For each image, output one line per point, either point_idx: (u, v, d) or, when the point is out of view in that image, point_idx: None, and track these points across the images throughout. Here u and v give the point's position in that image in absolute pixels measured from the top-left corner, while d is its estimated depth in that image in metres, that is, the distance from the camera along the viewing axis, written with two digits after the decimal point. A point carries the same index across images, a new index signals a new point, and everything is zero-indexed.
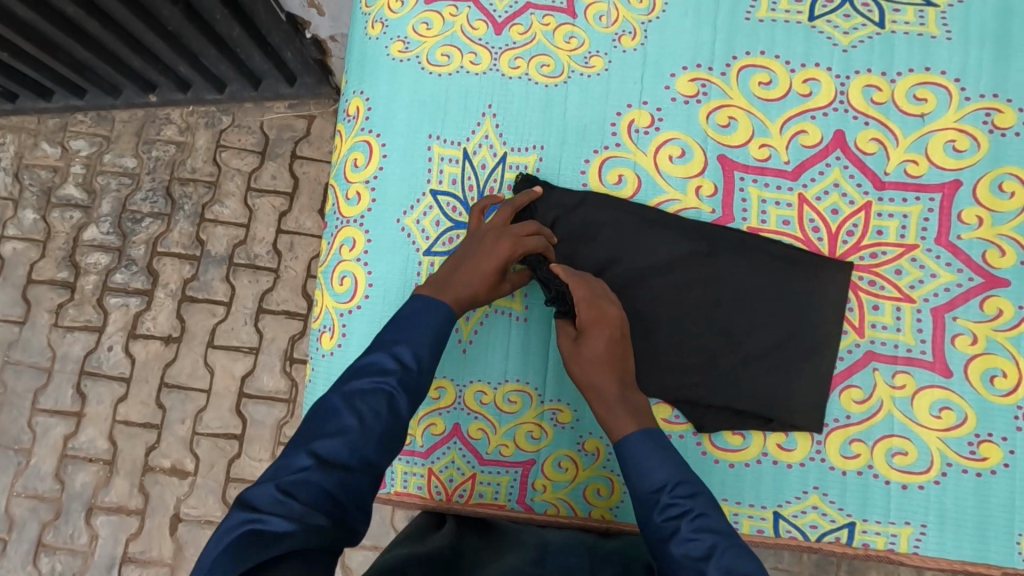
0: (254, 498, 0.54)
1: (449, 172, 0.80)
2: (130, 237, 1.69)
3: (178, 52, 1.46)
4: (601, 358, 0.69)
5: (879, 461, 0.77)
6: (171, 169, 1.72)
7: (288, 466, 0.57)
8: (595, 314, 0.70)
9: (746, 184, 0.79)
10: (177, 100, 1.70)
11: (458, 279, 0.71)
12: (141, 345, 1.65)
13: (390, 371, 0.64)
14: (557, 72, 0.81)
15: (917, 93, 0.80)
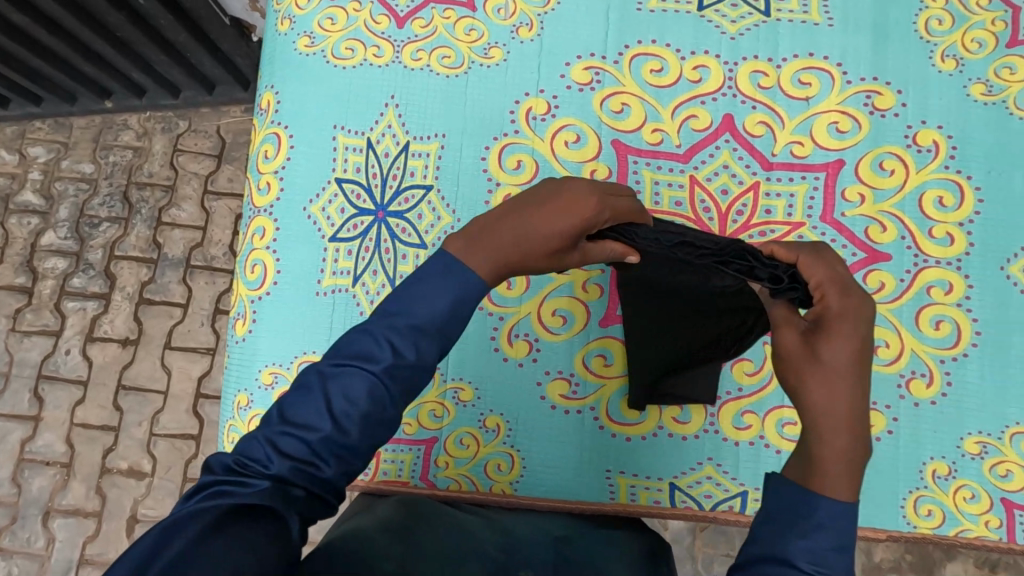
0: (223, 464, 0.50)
1: (353, 161, 0.83)
2: (87, 242, 1.71)
3: (129, 58, 1.48)
4: (850, 368, 0.48)
5: (770, 431, 0.80)
6: (129, 175, 1.74)
7: (249, 446, 0.50)
8: (847, 307, 0.49)
9: (639, 167, 0.82)
10: (133, 106, 1.71)
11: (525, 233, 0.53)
12: (98, 349, 1.66)
13: (378, 356, 0.50)
14: (458, 63, 0.85)
15: (801, 78, 0.83)
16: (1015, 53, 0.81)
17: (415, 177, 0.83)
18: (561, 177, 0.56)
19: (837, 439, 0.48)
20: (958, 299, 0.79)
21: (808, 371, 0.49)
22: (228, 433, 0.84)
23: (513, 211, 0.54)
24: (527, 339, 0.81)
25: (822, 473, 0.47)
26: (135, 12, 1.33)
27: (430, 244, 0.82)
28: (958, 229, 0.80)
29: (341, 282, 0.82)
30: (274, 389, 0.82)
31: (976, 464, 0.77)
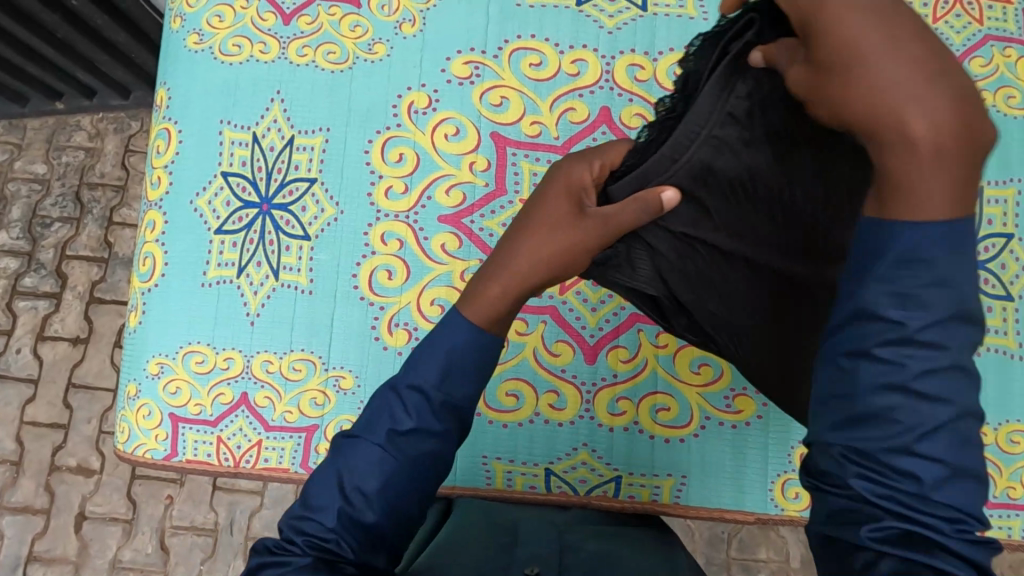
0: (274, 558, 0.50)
1: (239, 155, 0.85)
2: (40, 241, 1.61)
3: (71, 59, 1.37)
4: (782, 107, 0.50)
5: (644, 417, 0.81)
6: (81, 175, 1.64)
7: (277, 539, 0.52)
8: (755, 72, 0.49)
9: (518, 159, 0.84)
10: (83, 106, 1.60)
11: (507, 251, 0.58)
12: (48, 347, 1.57)
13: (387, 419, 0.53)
14: (343, 59, 0.86)
15: (677, 71, 0.85)
16: None
17: (299, 171, 0.85)
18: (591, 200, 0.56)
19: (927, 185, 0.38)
20: None
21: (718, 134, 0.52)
22: (119, 424, 0.85)
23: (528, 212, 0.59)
24: (406, 328, 0.82)
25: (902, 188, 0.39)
26: (71, 12, 1.24)
27: (314, 236, 0.84)
28: None
29: (226, 274, 0.84)
30: (161, 379, 0.83)
31: None
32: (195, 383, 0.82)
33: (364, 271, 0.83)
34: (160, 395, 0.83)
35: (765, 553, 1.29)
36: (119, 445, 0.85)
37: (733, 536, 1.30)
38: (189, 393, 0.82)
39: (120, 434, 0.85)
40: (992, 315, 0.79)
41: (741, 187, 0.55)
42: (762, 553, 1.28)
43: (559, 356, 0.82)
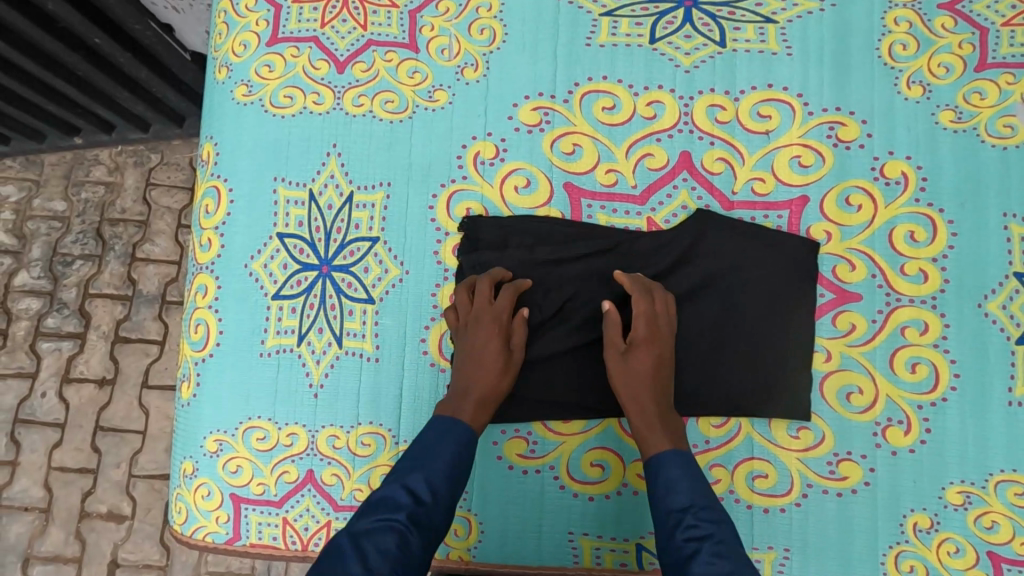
0: (358, 529, 0.59)
1: (294, 215, 0.80)
2: (61, 280, 1.52)
3: (90, 96, 1.30)
4: (646, 380, 0.70)
5: (740, 486, 0.75)
6: (102, 212, 1.55)
7: (389, 503, 0.61)
8: (649, 331, 0.71)
9: (594, 212, 0.79)
10: (102, 141, 1.52)
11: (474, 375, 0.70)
12: (74, 390, 1.49)
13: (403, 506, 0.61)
14: (401, 108, 0.81)
15: (760, 110, 0.79)
16: (984, 77, 0.77)
17: (360, 230, 0.79)
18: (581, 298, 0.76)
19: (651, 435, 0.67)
20: (933, 340, 0.75)
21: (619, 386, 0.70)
22: (175, 502, 0.80)
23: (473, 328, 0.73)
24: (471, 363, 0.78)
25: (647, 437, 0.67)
26: (92, 49, 1.19)
27: (378, 299, 0.79)
28: (932, 265, 0.76)
29: (286, 342, 0.78)
30: (220, 457, 0.78)
31: (960, 516, 0.72)
32: (257, 461, 0.77)
33: (433, 334, 0.78)
34: (219, 474, 0.77)
35: None
36: (176, 525, 0.80)
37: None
38: (251, 471, 0.77)
39: (177, 513, 0.79)
40: None
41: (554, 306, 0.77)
42: None
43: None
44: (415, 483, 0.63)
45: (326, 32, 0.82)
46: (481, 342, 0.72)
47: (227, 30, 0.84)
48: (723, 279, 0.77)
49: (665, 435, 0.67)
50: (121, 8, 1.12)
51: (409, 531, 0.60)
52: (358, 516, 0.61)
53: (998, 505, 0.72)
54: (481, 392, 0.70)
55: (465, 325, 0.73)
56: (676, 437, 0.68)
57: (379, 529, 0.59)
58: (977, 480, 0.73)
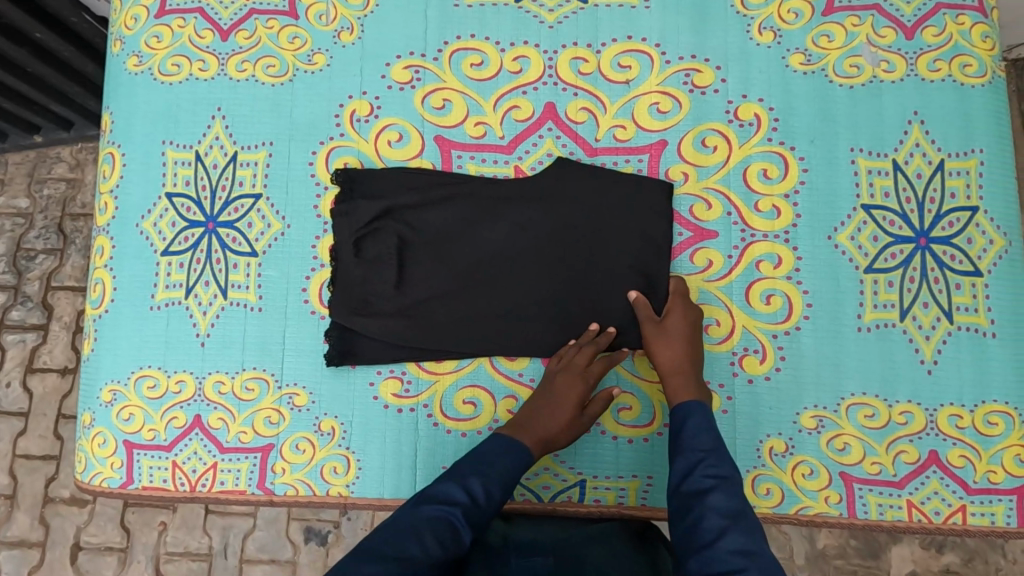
0: (418, 514, 0.64)
1: (182, 175, 0.84)
2: (24, 275, 1.57)
3: (43, 92, 1.34)
4: (681, 339, 0.74)
5: (605, 417, 0.78)
6: (63, 207, 1.60)
7: (446, 497, 0.66)
8: (682, 301, 0.77)
9: (463, 162, 0.82)
10: (62, 138, 1.56)
11: (536, 422, 0.73)
12: (38, 380, 1.54)
13: (458, 502, 0.66)
14: (283, 72, 0.85)
15: (621, 61, 0.83)
16: (831, 21, 0.80)
17: (243, 186, 0.84)
18: (458, 227, 0.81)
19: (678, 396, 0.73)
20: (786, 273, 0.78)
21: (658, 347, 0.75)
22: (77, 454, 0.84)
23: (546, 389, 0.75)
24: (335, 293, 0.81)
25: (676, 377, 0.73)
26: (37, 44, 1.22)
27: (261, 252, 0.83)
28: (784, 201, 0.79)
29: (175, 295, 0.82)
30: (115, 406, 0.82)
31: (814, 439, 0.75)
32: (148, 408, 0.81)
33: (314, 284, 0.82)
34: (113, 422, 0.81)
35: None
36: (77, 476, 0.84)
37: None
38: (143, 419, 0.81)
39: (78, 464, 0.83)
40: (960, 292, 0.75)
41: (428, 243, 0.81)
42: None
43: (513, 360, 0.80)
44: (474, 485, 0.67)
45: (210, 3, 0.86)
46: (566, 394, 0.74)
47: (121, 6, 0.89)
48: (584, 225, 0.80)
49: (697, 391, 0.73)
50: (58, 2, 1.18)
51: (462, 526, 0.64)
52: (419, 501, 0.66)
53: (849, 427, 0.75)
54: (542, 435, 0.73)
55: (557, 373, 0.76)
56: (700, 387, 0.73)
57: (437, 521, 0.64)
58: (830, 404, 0.75)
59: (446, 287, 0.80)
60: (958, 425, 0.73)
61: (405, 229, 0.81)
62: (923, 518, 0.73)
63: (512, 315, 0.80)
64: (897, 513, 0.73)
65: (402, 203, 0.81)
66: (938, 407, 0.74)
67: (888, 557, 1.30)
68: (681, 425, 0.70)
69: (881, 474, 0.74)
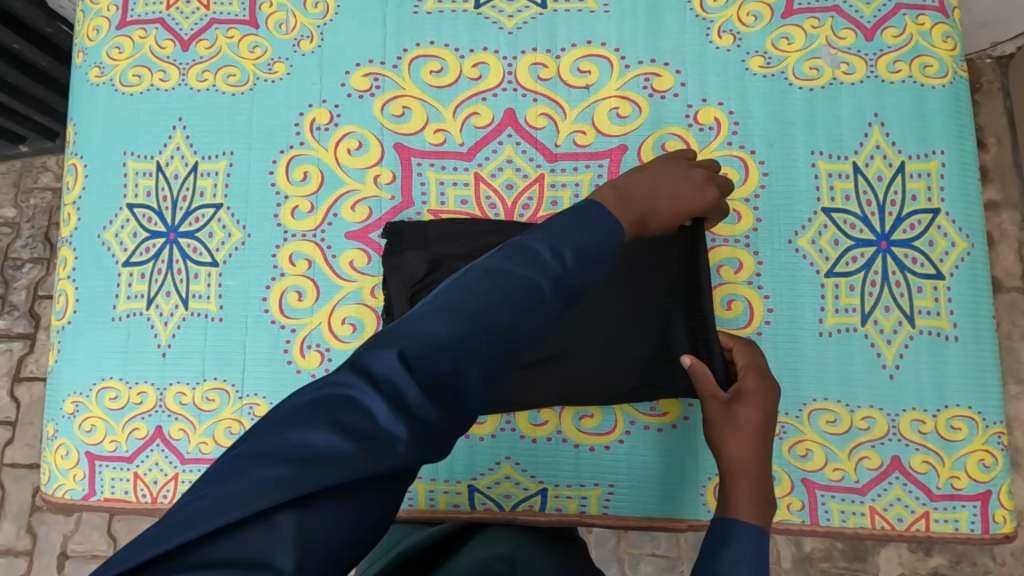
0: (491, 274, 0.50)
1: (143, 185, 0.84)
2: (10, 284, 1.57)
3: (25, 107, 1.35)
4: (753, 431, 0.64)
5: (566, 425, 0.78)
6: (49, 216, 1.60)
7: (524, 254, 0.51)
8: (760, 384, 0.67)
9: (423, 169, 0.82)
10: (47, 148, 1.56)
11: (641, 196, 0.64)
12: (24, 389, 1.54)
13: (535, 265, 0.51)
14: (243, 81, 0.85)
15: (580, 66, 0.82)
16: (791, 23, 0.80)
17: (204, 196, 0.83)
18: None
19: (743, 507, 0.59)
20: (748, 277, 0.77)
21: (724, 436, 0.65)
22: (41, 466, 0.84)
23: (648, 177, 0.67)
24: (296, 301, 0.81)
25: (736, 476, 0.62)
26: (16, 56, 1.23)
27: (221, 261, 0.82)
28: (744, 205, 0.78)
29: (136, 306, 0.82)
30: (76, 418, 0.81)
31: (775, 446, 0.74)
32: (110, 420, 0.81)
33: (274, 293, 0.82)
34: (76, 434, 0.81)
35: None
36: (42, 487, 0.84)
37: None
38: (104, 430, 0.81)
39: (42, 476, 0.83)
40: (922, 296, 0.74)
41: None
42: None
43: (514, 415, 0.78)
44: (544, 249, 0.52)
45: (171, 13, 0.86)
46: (661, 177, 0.67)
47: (83, 17, 0.89)
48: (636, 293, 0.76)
49: (758, 503, 0.60)
50: (31, 13, 1.19)
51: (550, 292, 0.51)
52: (495, 261, 0.51)
53: (811, 433, 0.74)
54: (645, 211, 0.63)
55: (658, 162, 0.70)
56: (764, 500, 0.60)
57: (520, 285, 0.50)
58: (792, 410, 0.74)
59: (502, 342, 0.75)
60: (921, 431, 0.73)
61: None
62: (886, 524, 0.72)
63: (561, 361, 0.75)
64: (860, 520, 0.72)
65: (451, 254, 0.77)
66: (900, 412, 0.73)
67: (874, 560, 1.29)
68: (725, 542, 0.55)
69: (844, 480, 0.73)
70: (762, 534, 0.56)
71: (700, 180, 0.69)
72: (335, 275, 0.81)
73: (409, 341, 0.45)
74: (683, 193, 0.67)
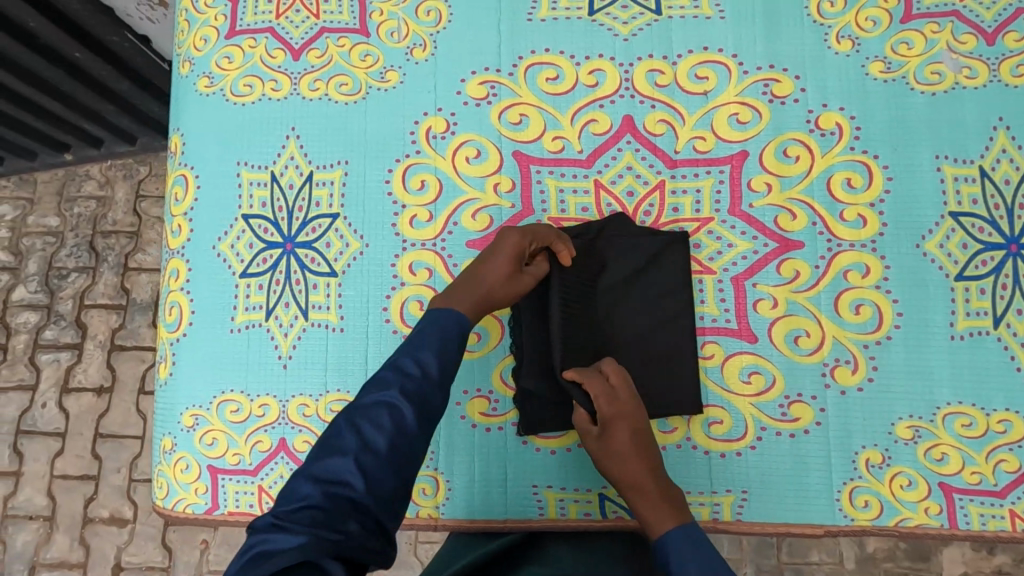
0: (356, 411, 0.60)
1: (258, 196, 0.83)
2: (57, 294, 1.52)
3: (76, 112, 1.32)
4: (631, 453, 0.68)
5: (696, 432, 0.78)
6: (94, 225, 1.55)
7: (380, 381, 0.62)
8: (613, 407, 0.70)
9: (543, 177, 0.82)
10: (91, 156, 1.53)
11: (473, 283, 0.70)
12: (73, 400, 1.48)
13: (390, 382, 0.61)
14: (356, 90, 0.85)
15: (698, 72, 0.82)
16: (910, 28, 0.80)
17: (320, 207, 0.83)
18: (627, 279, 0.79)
19: (661, 521, 0.66)
20: (875, 282, 0.77)
21: (607, 465, 0.70)
22: (157, 479, 0.83)
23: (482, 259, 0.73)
24: (418, 310, 0.81)
25: (633, 496, 0.68)
26: (72, 64, 1.20)
27: (340, 272, 0.82)
28: (870, 209, 0.78)
29: (255, 317, 0.82)
30: (197, 431, 0.81)
31: (910, 450, 0.75)
32: (232, 432, 0.80)
33: (395, 303, 0.81)
34: (197, 447, 0.81)
35: (817, 555, 1.29)
36: (158, 501, 0.83)
37: (783, 542, 1.30)
38: (227, 443, 0.80)
39: (158, 489, 0.83)
40: None
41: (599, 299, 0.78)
42: (813, 555, 1.29)
43: None
44: (426, 357, 0.64)
45: (281, 22, 0.86)
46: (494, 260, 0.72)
47: (188, 27, 0.88)
48: (656, 287, 0.79)
49: (664, 508, 0.66)
50: (96, 20, 1.13)
51: (402, 404, 0.60)
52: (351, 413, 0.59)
53: (947, 437, 0.74)
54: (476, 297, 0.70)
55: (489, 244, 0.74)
56: (676, 506, 0.67)
57: (378, 406, 0.60)
58: (925, 414, 0.75)
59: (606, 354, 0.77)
60: None
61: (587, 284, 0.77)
62: None
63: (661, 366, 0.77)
64: (1000, 522, 0.73)
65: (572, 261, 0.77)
66: None
67: (938, 560, 1.29)
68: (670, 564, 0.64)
69: (982, 483, 0.73)
70: (693, 537, 0.64)
71: (519, 239, 0.73)
72: None
73: (292, 500, 0.55)
74: (501, 271, 0.71)
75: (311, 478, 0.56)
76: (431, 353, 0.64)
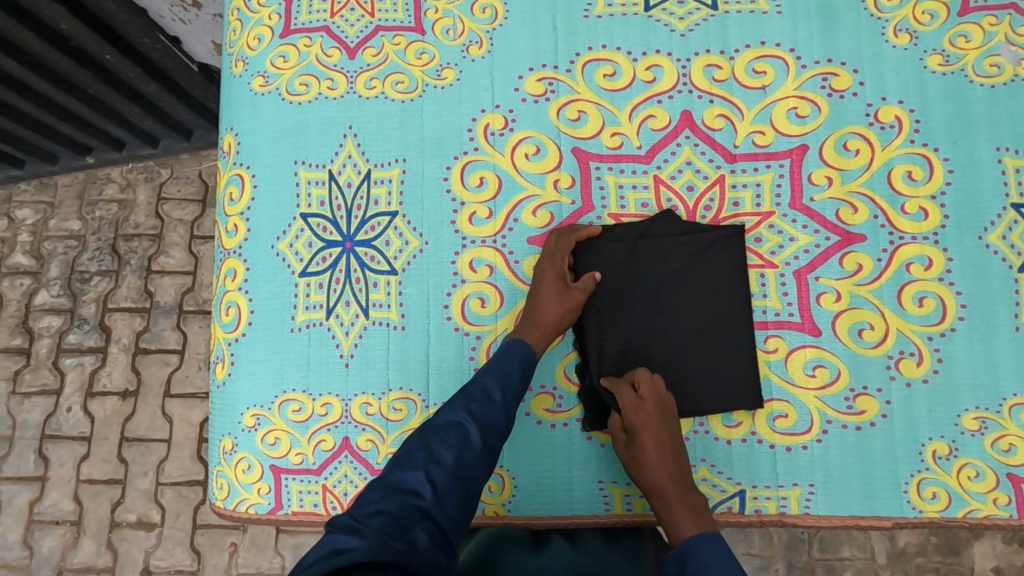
0: (427, 432, 0.64)
1: (316, 195, 0.83)
2: (80, 297, 1.50)
3: (103, 114, 1.31)
4: (657, 462, 0.72)
5: (761, 426, 0.78)
6: (116, 228, 1.53)
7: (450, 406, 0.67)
8: (644, 419, 0.72)
9: (602, 173, 0.82)
10: (113, 159, 1.51)
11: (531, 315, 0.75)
12: (98, 404, 1.46)
13: (458, 405, 0.66)
14: (412, 88, 0.85)
15: (755, 67, 0.82)
16: (968, 21, 0.80)
17: (379, 205, 0.83)
18: (683, 272, 0.79)
19: (681, 526, 0.69)
20: (938, 274, 0.77)
21: (633, 471, 0.73)
22: (216, 480, 0.83)
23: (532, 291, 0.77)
24: (480, 308, 0.81)
25: (657, 502, 0.71)
26: (102, 67, 1.18)
27: (400, 270, 0.82)
28: (931, 202, 0.78)
29: (315, 316, 0.82)
30: (258, 431, 0.80)
31: (977, 442, 0.75)
32: (295, 432, 0.80)
33: (456, 301, 0.81)
34: (258, 447, 0.80)
35: (850, 551, 1.29)
36: (217, 501, 0.83)
37: (815, 537, 1.30)
38: (289, 443, 0.80)
39: (218, 490, 0.82)
40: None
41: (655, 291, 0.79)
42: (846, 550, 1.29)
43: None
44: (490, 383, 0.68)
45: (335, 21, 0.86)
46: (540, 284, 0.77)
47: (241, 26, 0.88)
48: (711, 284, 0.78)
49: (684, 515, 0.69)
50: (130, 22, 1.11)
51: (468, 425, 0.64)
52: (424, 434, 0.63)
53: (1013, 428, 0.75)
54: (541, 325, 0.74)
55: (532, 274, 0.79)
56: (697, 515, 0.70)
57: (447, 427, 0.64)
58: (991, 405, 0.75)
59: (673, 352, 0.78)
60: None
61: (638, 279, 0.79)
62: None
63: (721, 357, 0.77)
64: None
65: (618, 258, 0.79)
66: None
67: (969, 553, 1.28)
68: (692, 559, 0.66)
69: None
70: (715, 547, 0.66)
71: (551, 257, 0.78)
72: (518, 281, 0.81)
73: (366, 508, 0.56)
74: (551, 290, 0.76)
75: (389, 489, 0.59)
76: (493, 379, 0.68)
